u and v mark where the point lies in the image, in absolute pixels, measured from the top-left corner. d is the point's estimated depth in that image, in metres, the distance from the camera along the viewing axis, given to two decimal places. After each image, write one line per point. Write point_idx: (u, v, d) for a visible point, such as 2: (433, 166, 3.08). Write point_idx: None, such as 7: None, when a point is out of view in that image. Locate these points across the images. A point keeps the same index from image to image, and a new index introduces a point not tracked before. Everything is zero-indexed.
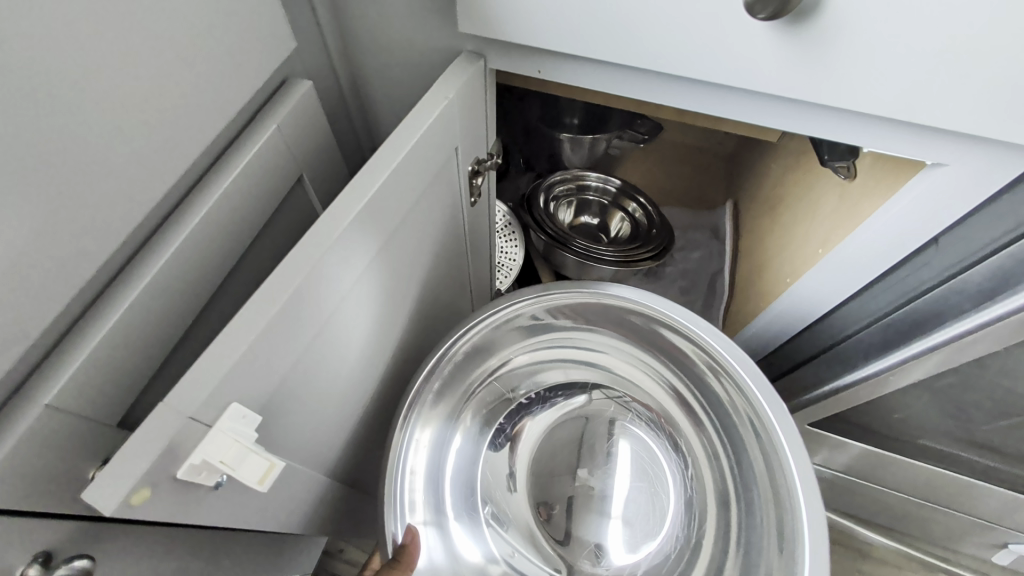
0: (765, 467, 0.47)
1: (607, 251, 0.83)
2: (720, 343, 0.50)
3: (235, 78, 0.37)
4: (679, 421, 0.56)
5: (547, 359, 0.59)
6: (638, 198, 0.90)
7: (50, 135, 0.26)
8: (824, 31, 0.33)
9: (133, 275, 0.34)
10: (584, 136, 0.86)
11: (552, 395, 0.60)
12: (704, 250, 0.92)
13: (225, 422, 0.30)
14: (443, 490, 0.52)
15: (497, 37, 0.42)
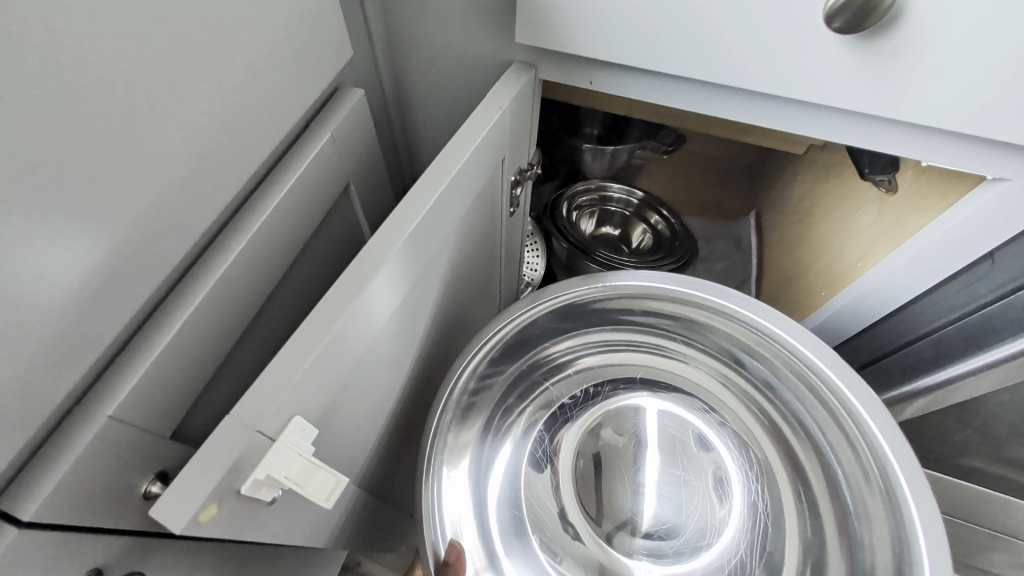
0: (851, 451, 0.46)
1: (631, 262, 0.81)
2: (784, 329, 0.48)
3: (297, 85, 0.37)
4: (739, 418, 0.54)
5: (591, 355, 0.57)
6: (661, 210, 0.89)
7: (132, 140, 0.26)
8: (900, 44, 0.33)
9: (194, 283, 0.33)
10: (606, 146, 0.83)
11: (597, 392, 0.57)
12: (728, 260, 0.91)
13: (288, 436, 0.29)
14: (487, 508, 0.49)
15: (555, 47, 0.42)
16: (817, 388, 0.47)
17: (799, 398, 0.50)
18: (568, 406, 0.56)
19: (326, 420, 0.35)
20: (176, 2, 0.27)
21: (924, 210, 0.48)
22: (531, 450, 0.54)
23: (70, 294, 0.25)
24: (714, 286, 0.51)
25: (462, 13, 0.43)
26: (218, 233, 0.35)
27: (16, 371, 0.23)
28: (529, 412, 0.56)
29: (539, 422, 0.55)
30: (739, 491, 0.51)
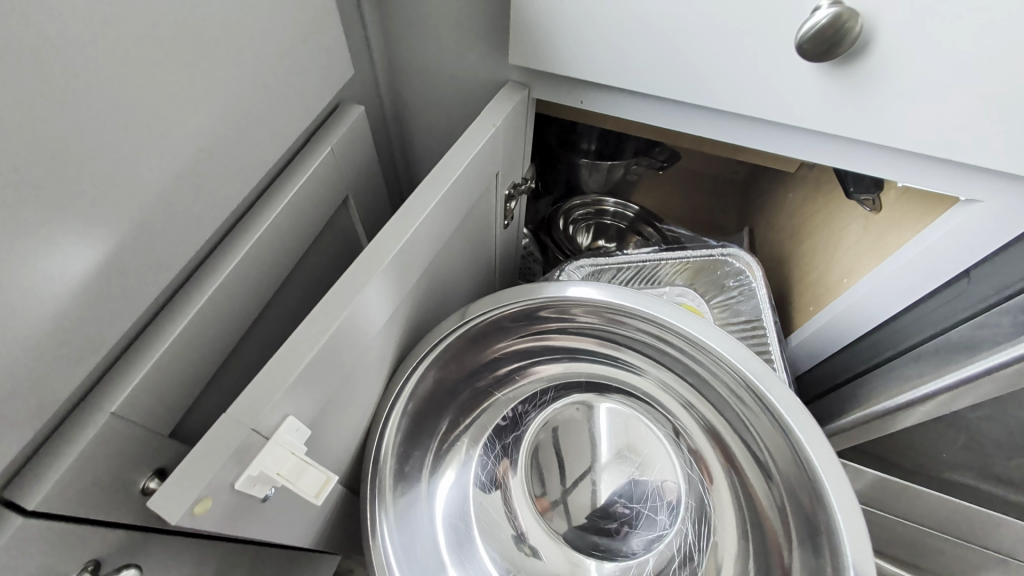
0: (787, 458, 0.45)
1: None
2: (719, 343, 0.46)
3: (298, 102, 0.39)
4: (681, 421, 0.56)
5: (543, 363, 0.59)
6: (655, 223, 0.88)
7: (140, 151, 0.28)
8: (866, 71, 0.35)
9: (196, 286, 0.35)
10: (601, 162, 0.84)
11: (543, 399, 0.59)
12: None
13: (282, 435, 0.30)
14: (436, 529, 0.52)
15: (546, 67, 0.44)
16: (750, 395, 0.46)
17: (736, 403, 0.49)
18: (505, 427, 0.58)
19: (319, 421, 0.36)
20: (186, 26, 0.29)
21: (903, 229, 0.50)
22: (477, 473, 0.56)
23: (75, 293, 0.27)
24: (644, 295, 0.49)
25: (458, 35, 0.46)
26: (220, 242, 0.37)
27: (27, 365, 0.25)
28: (480, 422, 0.58)
29: (488, 434, 0.58)
30: (681, 488, 0.54)
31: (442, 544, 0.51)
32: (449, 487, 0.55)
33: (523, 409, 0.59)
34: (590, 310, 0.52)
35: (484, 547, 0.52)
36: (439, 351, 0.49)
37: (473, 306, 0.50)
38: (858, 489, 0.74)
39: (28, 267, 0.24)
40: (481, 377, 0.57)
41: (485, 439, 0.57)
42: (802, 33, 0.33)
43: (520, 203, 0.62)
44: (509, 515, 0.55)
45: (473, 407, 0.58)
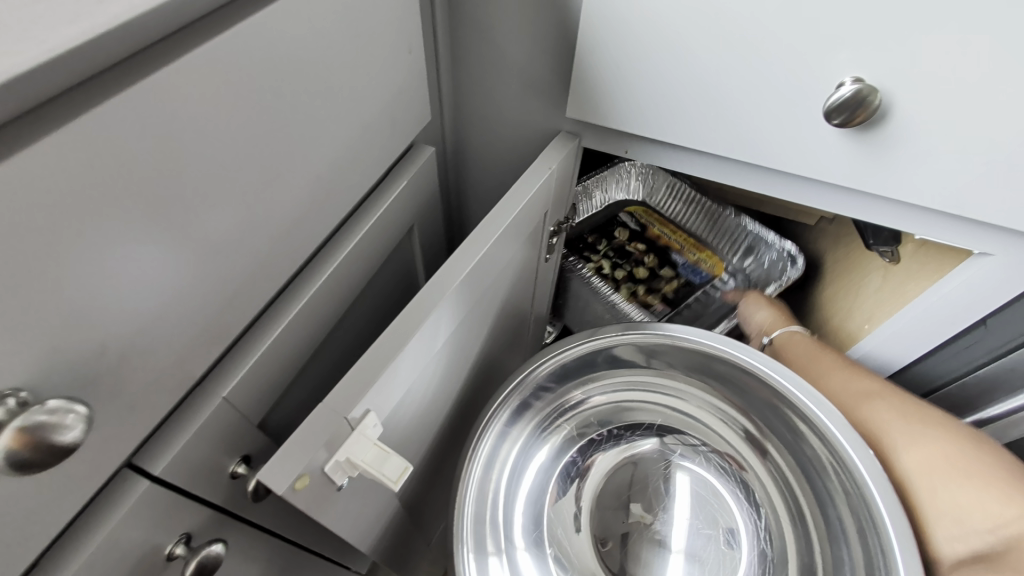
0: (861, 517, 0.52)
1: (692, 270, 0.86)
2: (807, 397, 0.54)
3: (389, 143, 0.45)
4: (742, 452, 0.64)
5: (628, 399, 0.66)
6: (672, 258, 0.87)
7: (273, 177, 0.33)
8: (885, 137, 0.40)
9: (292, 294, 0.40)
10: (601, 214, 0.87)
11: (624, 434, 0.66)
12: None
13: (365, 426, 0.34)
14: (517, 508, 0.60)
15: (600, 121, 0.50)
16: (836, 457, 0.53)
17: (814, 457, 0.57)
18: (597, 440, 0.66)
19: (388, 420, 0.40)
20: (323, 81, 0.34)
21: (920, 279, 0.54)
22: (563, 466, 0.64)
23: (210, 293, 0.31)
24: (722, 336, 0.58)
25: (523, 90, 0.52)
26: (313, 257, 0.42)
27: (165, 352, 0.29)
28: (571, 429, 0.65)
29: (574, 448, 0.65)
30: (745, 519, 0.62)
31: (520, 518, 0.60)
32: (540, 464, 0.64)
33: (617, 432, 0.67)
34: (664, 347, 0.61)
35: (548, 546, 0.60)
36: (537, 370, 0.58)
37: (575, 335, 0.59)
38: None
39: (183, 273, 0.29)
40: (576, 402, 0.65)
41: (573, 452, 0.66)
42: (828, 103, 0.39)
43: (560, 240, 0.67)
44: (573, 524, 0.62)
45: (563, 419, 0.65)
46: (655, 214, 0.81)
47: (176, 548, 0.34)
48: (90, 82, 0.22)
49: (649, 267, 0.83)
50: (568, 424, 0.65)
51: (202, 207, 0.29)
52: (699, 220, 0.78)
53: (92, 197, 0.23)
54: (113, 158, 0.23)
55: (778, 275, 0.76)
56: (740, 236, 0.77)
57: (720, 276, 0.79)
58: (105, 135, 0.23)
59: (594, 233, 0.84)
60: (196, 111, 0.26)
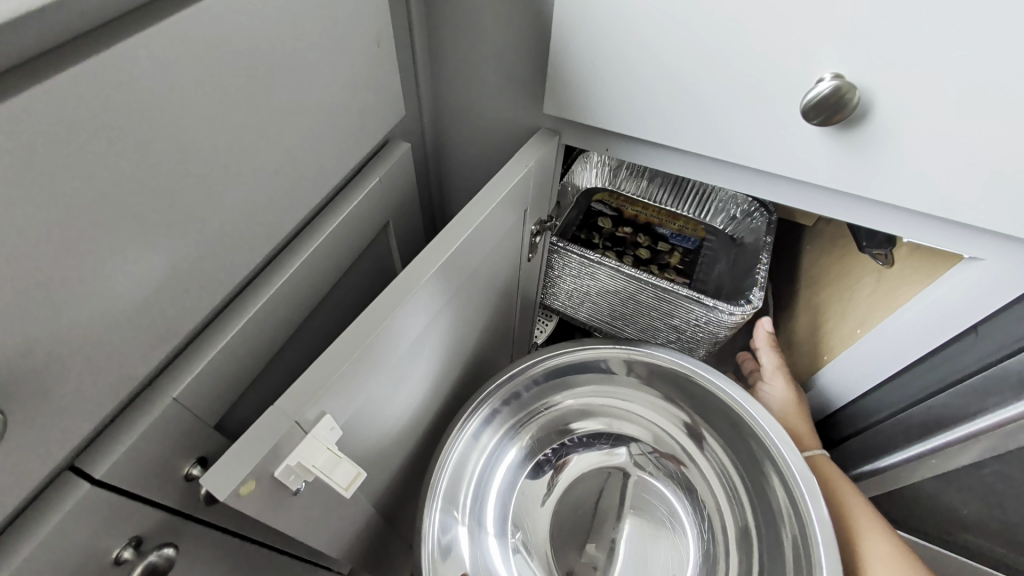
0: (797, 540, 0.53)
1: (688, 240, 0.91)
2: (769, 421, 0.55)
3: (358, 138, 0.44)
4: (684, 451, 0.66)
5: (601, 406, 0.68)
6: (664, 238, 0.90)
7: (222, 174, 0.32)
8: (867, 136, 0.39)
9: (253, 293, 0.39)
10: (583, 207, 0.92)
11: (594, 439, 0.68)
12: (726, 257, 0.89)
13: (319, 430, 0.33)
14: (487, 493, 0.63)
15: (579, 118, 0.49)
16: (785, 479, 0.54)
17: (764, 480, 0.58)
18: (567, 442, 0.68)
19: (351, 422, 0.39)
20: (277, 74, 0.33)
21: (911, 284, 0.52)
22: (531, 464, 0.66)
23: (150, 293, 0.30)
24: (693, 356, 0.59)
25: (500, 85, 0.51)
26: (277, 254, 0.41)
27: (100, 353, 0.28)
28: (543, 430, 0.67)
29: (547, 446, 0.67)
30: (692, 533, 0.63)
31: (489, 507, 0.62)
32: (507, 462, 0.66)
33: (589, 437, 0.69)
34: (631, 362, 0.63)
35: (511, 535, 0.62)
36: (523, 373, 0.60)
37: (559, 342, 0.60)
38: None
39: (120, 270, 0.28)
40: (554, 403, 0.67)
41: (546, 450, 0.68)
42: (805, 100, 0.37)
43: (543, 238, 0.66)
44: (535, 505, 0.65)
45: (539, 417, 0.67)
46: (621, 197, 0.94)
47: (124, 552, 0.34)
48: (9, 71, 0.21)
49: (646, 246, 0.89)
50: (543, 423, 0.67)
51: (143, 202, 0.28)
52: (653, 193, 0.95)
53: (10, 190, 0.22)
54: (35, 151, 0.23)
55: (750, 219, 0.89)
56: (704, 200, 0.92)
57: (704, 236, 0.92)
58: (25, 126, 0.22)
59: (584, 230, 0.89)
60: (126, 105, 0.25)
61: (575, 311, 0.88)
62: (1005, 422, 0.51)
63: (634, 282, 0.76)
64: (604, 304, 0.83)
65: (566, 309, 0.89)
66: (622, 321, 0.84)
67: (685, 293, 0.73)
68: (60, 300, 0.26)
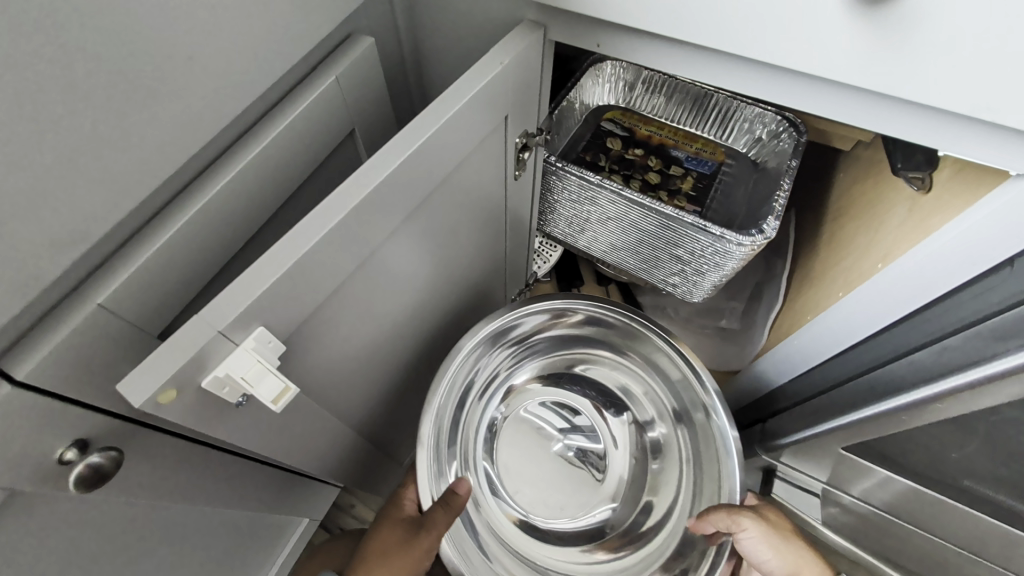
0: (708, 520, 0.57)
1: (706, 164, 0.83)
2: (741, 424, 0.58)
3: (305, 25, 0.38)
4: (667, 430, 0.69)
5: (616, 363, 0.72)
6: (679, 161, 0.82)
7: (117, 57, 0.28)
8: (900, 15, 0.31)
9: (188, 199, 0.36)
10: (591, 124, 0.84)
11: (599, 389, 0.73)
12: (746, 183, 0.81)
13: (251, 342, 0.32)
14: (498, 391, 0.71)
15: (566, 5, 0.42)
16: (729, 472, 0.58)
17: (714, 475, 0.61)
18: (577, 378, 0.73)
19: (298, 336, 0.37)
20: None
21: (947, 208, 0.45)
22: (542, 383, 0.73)
23: (48, 194, 0.27)
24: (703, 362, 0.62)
25: None
26: (219, 157, 0.38)
27: None
28: (563, 360, 0.73)
29: (559, 376, 0.73)
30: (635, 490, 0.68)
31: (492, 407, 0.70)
32: (521, 376, 0.72)
33: (596, 384, 0.73)
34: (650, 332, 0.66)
35: (493, 438, 0.69)
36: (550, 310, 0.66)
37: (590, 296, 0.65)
38: (873, 489, 0.71)
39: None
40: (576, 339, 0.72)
41: (557, 377, 0.73)
42: None
43: (533, 154, 0.60)
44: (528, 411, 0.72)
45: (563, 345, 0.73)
46: (634, 115, 0.85)
47: (66, 454, 0.34)
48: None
49: (657, 169, 0.81)
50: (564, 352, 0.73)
51: (16, 82, 0.25)
52: (671, 110, 0.84)
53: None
54: None
55: (779, 141, 0.78)
56: (728, 119, 0.82)
57: (723, 160, 0.83)
58: None
59: (590, 150, 0.82)
60: None
61: (576, 240, 0.83)
62: (995, 377, 0.46)
63: (637, 208, 0.70)
64: (606, 232, 0.78)
65: (567, 237, 0.84)
66: (626, 250, 0.79)
67: (691, 220, 0.67)
68: None
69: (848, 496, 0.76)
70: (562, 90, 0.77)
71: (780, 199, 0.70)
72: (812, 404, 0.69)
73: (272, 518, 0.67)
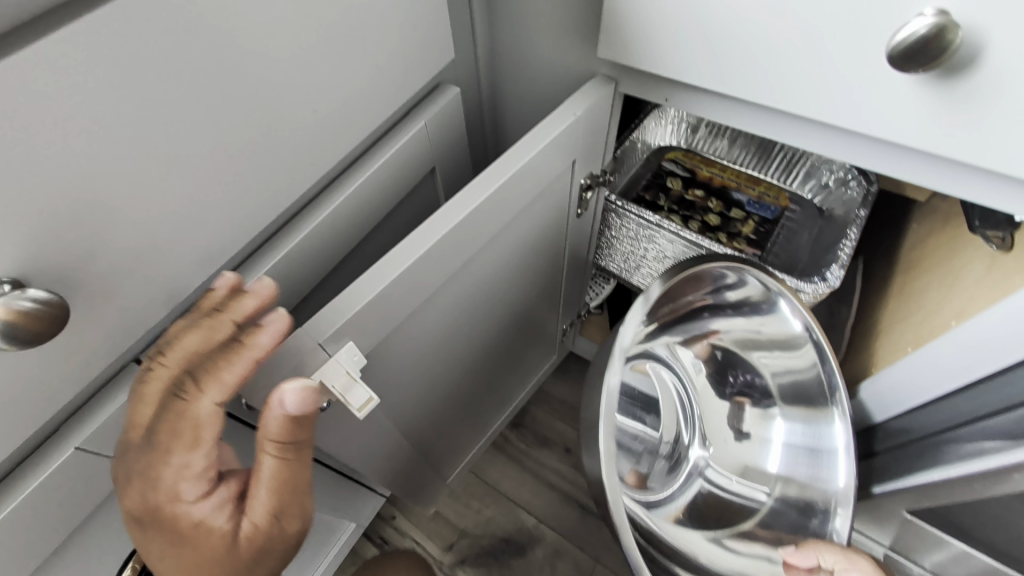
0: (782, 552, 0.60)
1: (768, 208, 0.82)
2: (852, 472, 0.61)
3: (403, 80, 0.44)
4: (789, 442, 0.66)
5: (776, 360, 0.66)
6: (741, 204, 0.83)
7: (258, 118, 0.34)
8: (974, 88, 0.32)
9: (294, 227, 0.41)
10: (653, 164, 0.86)
11: (745, 374, 0.68)
12: (810, 229, 0.80)
13: (341, 355, 0.36)
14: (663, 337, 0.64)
15: (638, 64, 0.45)
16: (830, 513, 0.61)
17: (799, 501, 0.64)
18: (721, 359, 0.68)
19: (377, 352, 0.42)
20: (313, 13, 0.34)
21: None
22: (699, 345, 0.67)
23: (194, 221, 0.33)
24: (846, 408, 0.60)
25: (557, 27, 0.48)
26: (322, 191, 0.43)
27: (151, 270, 0.32)
28: (728, 337, 0.67)
29: (715, 344, 0.67)
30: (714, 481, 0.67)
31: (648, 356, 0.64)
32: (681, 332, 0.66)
33: (746, 370, 0.68)
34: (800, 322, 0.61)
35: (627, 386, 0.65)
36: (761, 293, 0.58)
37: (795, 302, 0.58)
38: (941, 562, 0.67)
39: (166, 201, 0.31)
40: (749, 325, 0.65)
41: (711, 344, 0.67)
42: (893, 42, 0.32)
43: (595, 195, 0.63)
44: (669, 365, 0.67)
45: (737, 322, 0.65)
46: (696, 157, 0.86)
47: None
48: (64, 9, 0.24)
49: (717, 211, 0.81)
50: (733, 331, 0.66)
51: (188, 137, 0.31)
52: (735, 154, 0.85)
53: (63, 118, 0.25)
54: (85, 85, 0.25)
55: (847, 189, 0.77)
56: (792, 164, 0.83)
57: (787, 205, 0.83)
58: (73, 59, 0.24)
59: (651, 190, 0.84)
60: (161, 45, 0.27)
61: (632, 276, 0.84)
62: None
63: (695, 248, 0.72)
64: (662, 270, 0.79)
65: (622, 272, 0.85)
66: None
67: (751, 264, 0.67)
68: (110, 222, 0.29)
69: (915, 568, 0.71)
70: (626, 132, 0.80)
71: (846, 248, 0.69)
72: (871, 464, 0.66)
73: (326, 520, 0.71)
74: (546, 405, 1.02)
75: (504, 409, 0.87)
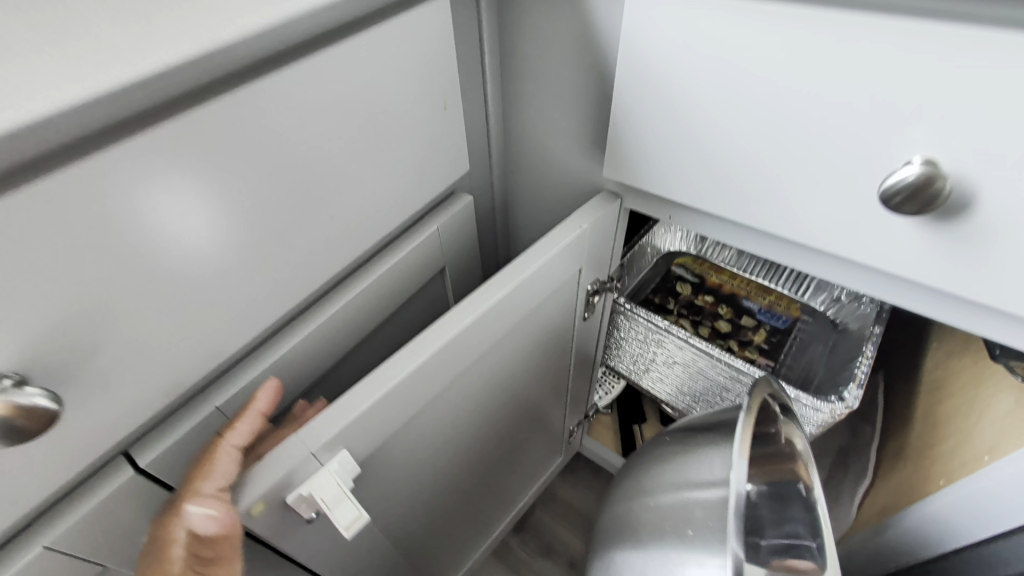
0: None
1: (780, 318, 0.82)
2: None
3: (418, 191, 0.47)
4: None
5: None
6: (752, 312, 0.82)
7: (275, 225, 0.36)
8: (971, 230, 0.33)
9: (300, 323, 0.43)
10: (664, 268, 0.87)
11: None
12: (823, 342, 0.79)
13: (333, 464, 0.35)
14: None
15: (641, 185, 0.48)
16: None
17: None
18: None
19: (371, 459, 0.41)
20: (338, 136, 0.37)
21: None
22: None
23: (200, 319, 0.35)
24: None
25: (566, 147, 0.52)
26: (331, 289, 0.45)
27: (152, 364, 0.33)
28: None
29: None
30: None
31: None
32: None
33: None
34: None
35: None
36: None
37: None
38: None
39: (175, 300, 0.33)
40: None
41: None
42: (885, 186, 0.33)
43: (601, 299, 0.64)
44: None
45: None
46: (705, 263, 0.88)
47: None
48: (107, 134, 0.27)
49: (727, 319, 0.81)
50: None
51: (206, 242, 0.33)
52: (744, 262, 0.86)
53: (92, 227, 0.27)
54: (118, 199, 0.28)
55: (861, 304, 0.77)
56: (802, 275, 0.84)
57: (799, 315, 0.82)
58: (111, 179, 0.27)
59: (660, 293, 0.85)
60: (195, 165, 0.30)
61: (641, 379, 0.82)
62: None
63: (705, 356, 0.70)
64: (671, 375, 0.77)
65: (630, 374, 0.84)
66: (693, 398, 0.78)
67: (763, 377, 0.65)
68: (118, 320, 0.30)
69: None
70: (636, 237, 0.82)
71: (862, 366, 0.67)
72: None
73: None
74: (550, 511, 0.95)
75: (502, 515, 0.82)
